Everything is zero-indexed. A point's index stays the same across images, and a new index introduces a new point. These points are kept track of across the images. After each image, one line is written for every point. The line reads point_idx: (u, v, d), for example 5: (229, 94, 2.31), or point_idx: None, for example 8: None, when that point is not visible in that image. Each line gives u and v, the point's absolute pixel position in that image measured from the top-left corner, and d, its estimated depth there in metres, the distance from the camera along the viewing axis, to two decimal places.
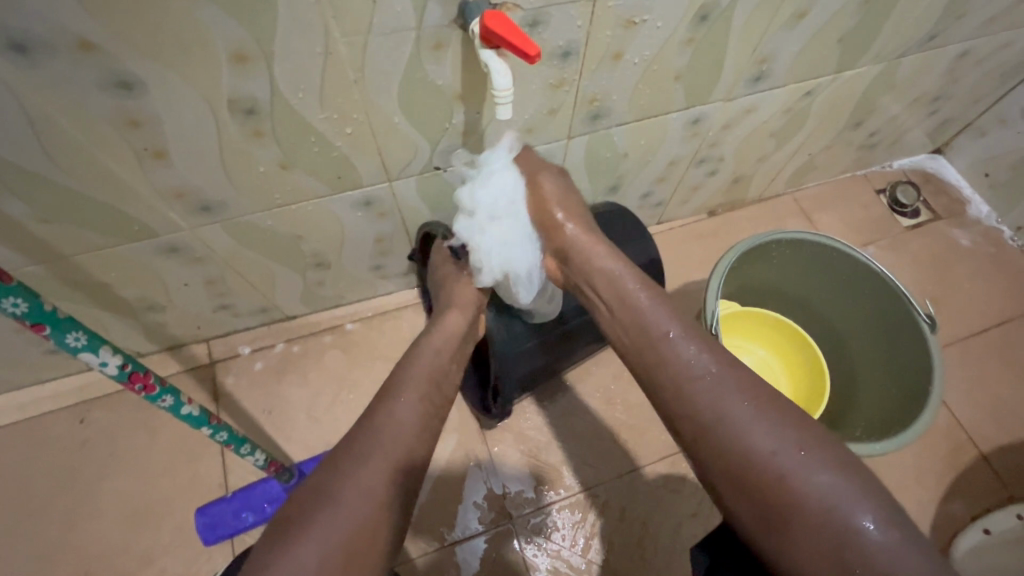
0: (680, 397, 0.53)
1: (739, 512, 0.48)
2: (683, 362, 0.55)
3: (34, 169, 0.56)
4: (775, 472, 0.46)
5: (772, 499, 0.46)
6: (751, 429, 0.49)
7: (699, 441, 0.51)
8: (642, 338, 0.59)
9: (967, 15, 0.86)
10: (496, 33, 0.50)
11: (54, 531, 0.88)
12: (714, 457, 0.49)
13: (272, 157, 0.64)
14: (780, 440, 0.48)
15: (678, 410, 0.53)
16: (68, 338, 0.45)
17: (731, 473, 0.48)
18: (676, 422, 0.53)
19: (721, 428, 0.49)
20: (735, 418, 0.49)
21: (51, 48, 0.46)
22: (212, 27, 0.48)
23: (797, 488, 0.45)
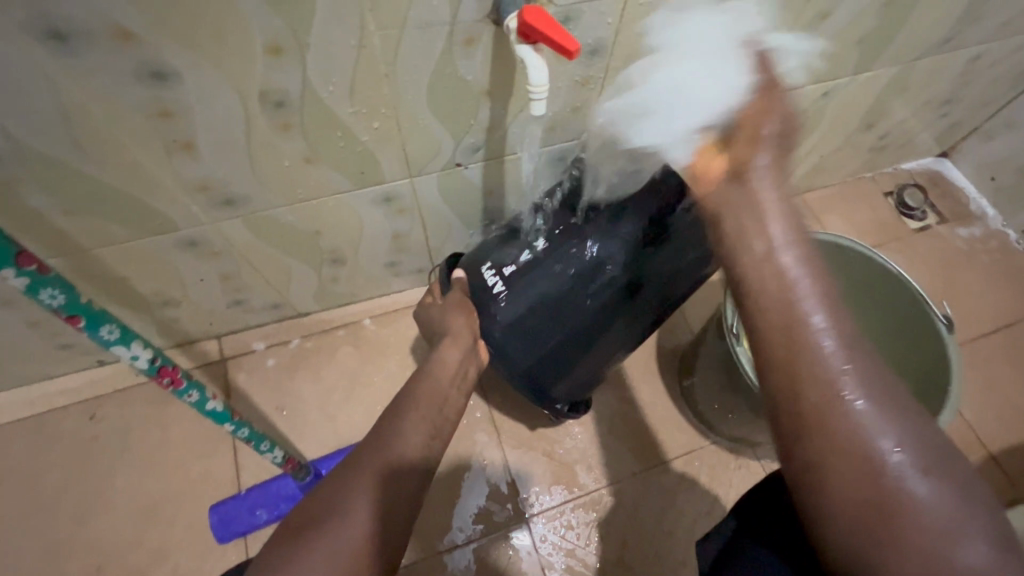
0: (811, 363, 0.43)
1: (826, 497, 0.41)
2: (823, 333, 0.43)
3: (60, 159, 0.55)
4: (902, 475, 0.39)
5: (888, 503, 0.39)
6: (890, 425, 0.40)
7: (820, 420, 0.42)
8: (768, 289, 0.46)
9: (981, 19, 0.87)
10: (535, 28, 0.49)
11: (63, 529, 0.87)
12: (830, 440, 0.41)
13: (298, 150, 0.64)
14: (902, 440, 0.40)
15: (802, 378, 0.43)
16: (101, 331, 0.45)
17: (848, 464, 0.40)
18: (792, 390, 0.43)
19: (850, 407, 0.41)
20: (875, 407, 0.41)
21: (88, 36, 0.46)
22: (251, 17, 0.48)
23: (919, 498, 0.38)
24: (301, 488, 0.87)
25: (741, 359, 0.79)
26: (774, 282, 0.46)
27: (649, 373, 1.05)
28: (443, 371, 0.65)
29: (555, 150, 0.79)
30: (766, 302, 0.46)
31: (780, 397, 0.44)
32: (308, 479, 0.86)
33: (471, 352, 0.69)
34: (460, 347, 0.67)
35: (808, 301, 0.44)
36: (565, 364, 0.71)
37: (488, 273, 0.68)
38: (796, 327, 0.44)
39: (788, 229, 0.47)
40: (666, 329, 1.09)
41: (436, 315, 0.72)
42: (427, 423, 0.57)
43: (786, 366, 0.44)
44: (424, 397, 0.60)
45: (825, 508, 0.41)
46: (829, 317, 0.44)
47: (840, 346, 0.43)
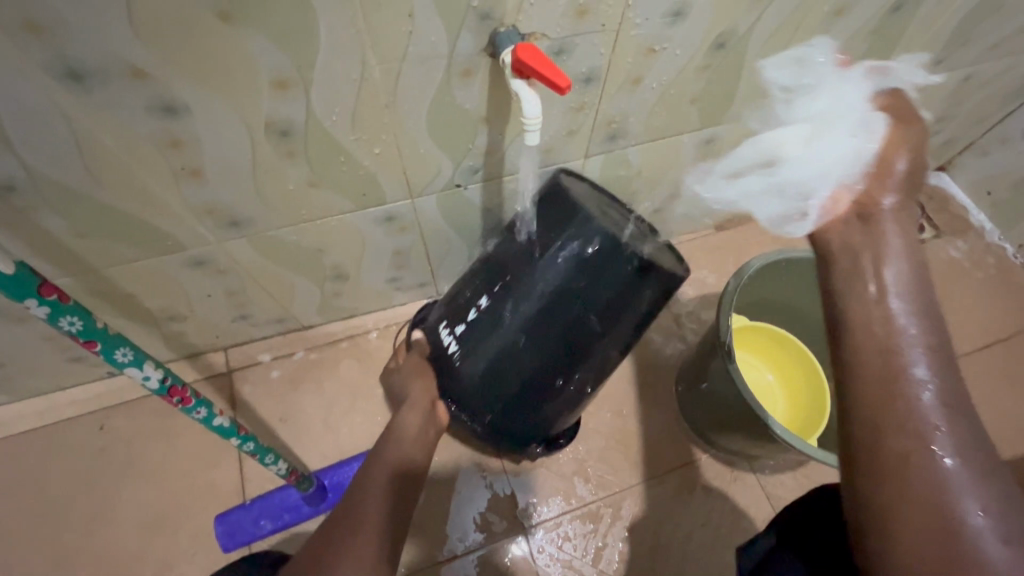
0: (902, 409, 0.44)
1: (895, 543, 0.42)
2: (922, 383, 0.44)
3: (75, 187, 0.58)
4: (980, 535, 0.39)
5: (959, 561, 0.39)
6: (979, 487, 0.41)
7: (905, 466, 0.43)
8: (870, 338, 0.47)
9: (972, 41, 0.88)
10: (528, 64, 0.52)
11: (72, 538, 0.89)
12: (910, 490, 0.42)
13: (302, 175, 0.66)
14: (985, 503, 0.40)
15: (891, 422, 0.44)
16: (116, 355, 0.47)
17: (925, 515, 0.41)
18: (875, 433, 0.45)
19: (938, 460, 0.42)
20: (965, 467, 0.42)
21: (104, 75, 0.48)
22: (257, 55, 0.51)
23: (996, 563, 0.38)
24: (304, 499, 0.89)
25: (733, 375, 0.80)
26: (875, 324, 0.47)
27: (645, 386, 1.06)
28: (404, 435, 0.69)
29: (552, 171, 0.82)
30: (865, 340, 0.47)
31: (858, 439, 0.46)
32: (311, 490, 0.88)
33: (429, 417, 0.72)
34: (419, 411, 0.71)
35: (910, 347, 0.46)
36: (531, 410, 0.70)
37: (445, 333, 0.70)
38: (895, 375, 0.45)
39: (901, 274, 0.49)
40: (664, 343, 1.10)
41: (400, 377, 0.77)
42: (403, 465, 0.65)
43: (877, 409, 0.45)
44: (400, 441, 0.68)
45: (892, 557, 0.42)
46: (927, 365, 0.45)
47: (939, 397, 0.44)
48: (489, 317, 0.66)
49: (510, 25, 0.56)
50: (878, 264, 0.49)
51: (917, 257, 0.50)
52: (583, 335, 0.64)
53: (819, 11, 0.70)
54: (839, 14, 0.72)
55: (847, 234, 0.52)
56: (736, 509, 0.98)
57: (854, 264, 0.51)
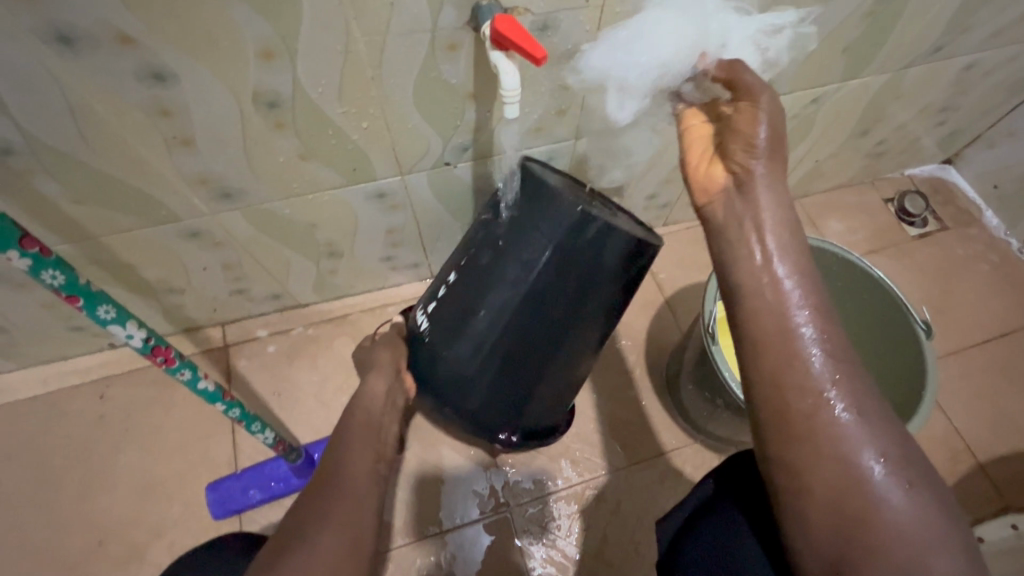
0: (801, 369, 0.48)
1: (807, 501, 0.45)
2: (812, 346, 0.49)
3: (70, 153, 0.60)
4: (875, 481, 0.43)
5: (861, 508, 0.43)
6: (874, 436, 0.45)
7: (809, 422, 0.46)
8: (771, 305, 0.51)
9: (973, 27, 0.87)
10: (507, 36, 0.52)
11: (72, 500, 0.92)
12: (811, 448, 0.46)
13: (292, 148, 0.68)
14: (881, 453, 0.44)
15: (791, 383, 0.48)
16: (99, 310, 0.49)
17: (828, 471, 0.45)
18: (778, 395, 0.48)
19: (834, 417, 0.46)
20: (857, 417, 0.46)
21: (93, 40, 0.50)
22: (242, 25, 0.52)
23: (892, 507, 0.42)
24: (293, 470, 0.91)
25: (717, 359, 0.81)
26: (772, 293, 0.51)
27: (636, 372, 1.07)
28: (374, 402, 0.69)
29: (541, 151, 0.82)
30: (759, 307, 0.51)
31: (763, 404, 0.49)
32: (299, 461, 0.90)
33: (396, 385, 0.72)
34: (385, 377, 0.71)
35: (798, 313, 0.50)
36: (508, 389, 0.68)
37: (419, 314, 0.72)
38: (790, 339, 0.49)
39: (781, 240, 0.53)
40: (656, 330, 1.10)
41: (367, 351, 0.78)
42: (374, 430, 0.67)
43: (780, 371, 0.49)
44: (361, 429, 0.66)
45: (803, 513, 0.45)
46: (818, 328, 0.49)
47: (830, 357, 0.48)
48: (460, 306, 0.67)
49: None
50: (760, 235, 0.54)
51: (793, 224, 0.55)
52: (543, 328, 0.65)
53: None
54: None
55: (729, 208, 0.57)
56: None
57: (739, 233, 0.55)
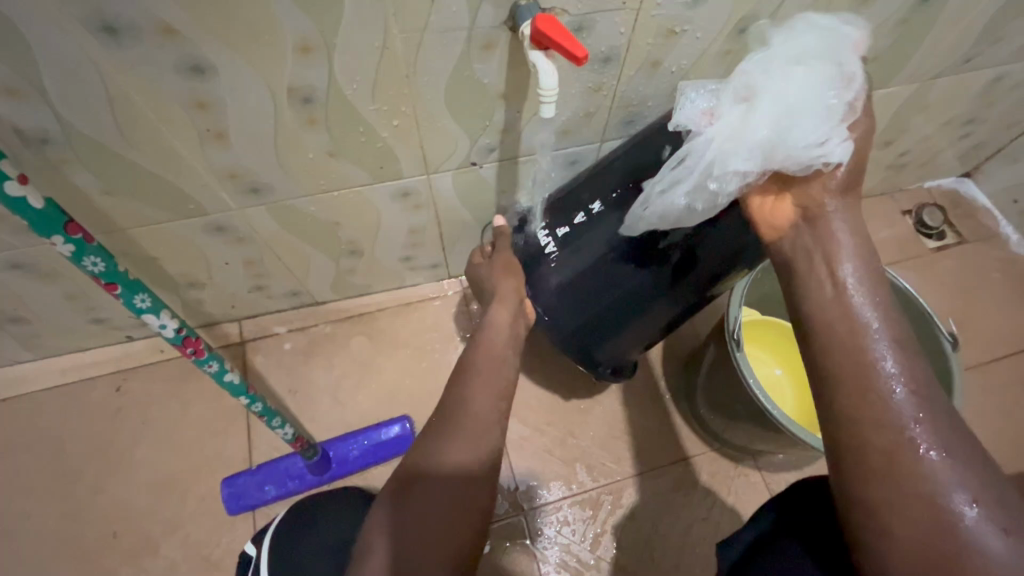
0: (880, 405, 0.46)
1: (890, 541, 0.43)
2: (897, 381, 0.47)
3: (104, 143, 0.60)
4: (971, 530, 0.41)
5: (952, 557, 0.40)
6: (966, 478, 0.43)
7: (892, 459, 0.44)
8: (845, 336, 0.50)
9: (1002, 38, 0.87)
10: (547, 35, 0.53)
11: (86, 492, 0.92)
12: (893, 487, 0.44)
13: (322, 144, 0.68)
14: (973, 496, 0.42)
15: (870, 417, 0.46)
16: (136, 299, 0.49)
17: (909, 513, 0.43)
18: (856, 429, 0.47)
19: (917, 457, 0.44)
20: (948, 458, 0.43)
21: (137, 30, 0.50)
22: (283, 18, 0.52)
23: (989, 554, 0.40)
24: (309, 467, 0.91)
25: (741, 366, 0.80)
26: (845, 326, 0.50)
27: (653, 379, 1.06)
28: (497, 333, 0.64)
29: (567, 154, 0.82)
30: (832, 339, 0.50)
31: (838, 438, 0.48)
32: (315, 458, 0.90)
33: (519, 313, 0.67)
34: (509, 308, 0.66)
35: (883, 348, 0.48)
36: (602, 331, 0.75)
37: (544, 234, 0.71)
38: (866, 372, 0.48)
39: (858, 271, 0.51)
40: (674, 337, 1.09)
41: (483, 273, 0.72)
42: (487, 396, 0.58)
43: (859, 404, 0.47)
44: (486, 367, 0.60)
45: (884, 556, 0.43)
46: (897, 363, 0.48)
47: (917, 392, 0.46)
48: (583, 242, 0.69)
49: None
50: (834, 268, 0.52)
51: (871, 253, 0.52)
52: (649, 284, 0.69)
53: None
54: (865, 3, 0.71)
55: (797, 240, 0.55)
56: (738, 505, 0.97)
57: (808, 265, 0.53)
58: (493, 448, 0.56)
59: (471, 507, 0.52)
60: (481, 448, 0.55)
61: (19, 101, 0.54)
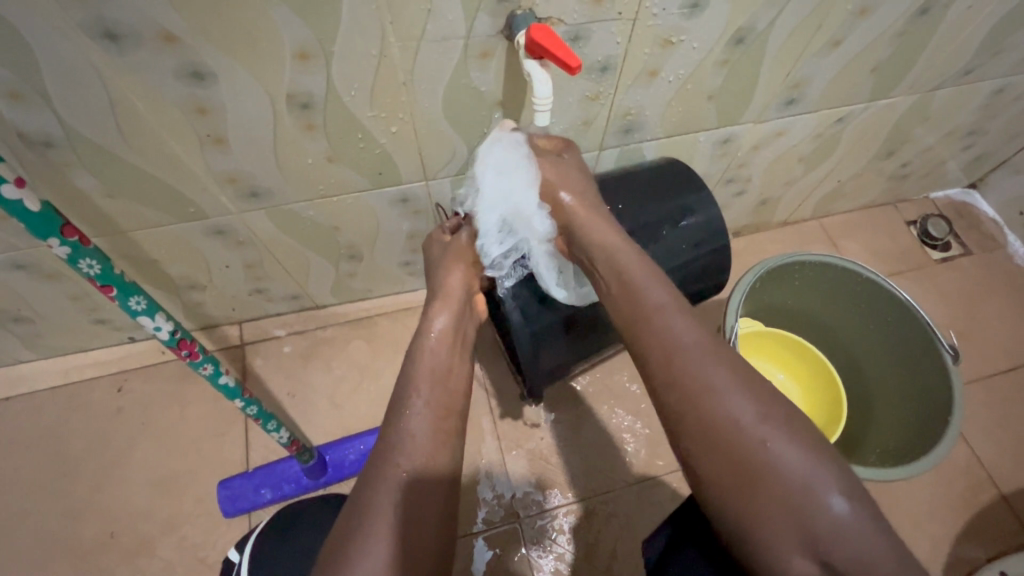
0: (664, 366, 0.53)
1: (709, 476, 0.48)
2: (671, 339, 0.54)
3: (107, 147, 0.61)
4: (756, 443, 0.47)
5: (749, 475, 0.46)
6: (744, 398, 0.49)
7: (684, 409, 0.50)
8: (640, 306, 0.58)
9: (1005, 50, 0.86)
10: (542, 45, 0.54)
11: (85, 492, 0.93)
12: (695, 431, 0.49)
13: (320, 150, 0.68)
14: (756, 413, 0.48)
15: (663, 378, 0.53)
16: (131, 302, 0.49)
17: (717, 448, 0.48)
18: (663, 393, 0.52)
19: (710, 396, 0.49)
20: (721, 387, 0.50)
21: (138, 37, 0.51)
22: (282, 27, 0.53)
23: (778, 459, 0.46)
24: (305, 471, 0.91)
25: None
26: (627, 301, 0.59)
27: None
28: (440, 343, 0.62)
29: None
30: (636, 314, 0.58)
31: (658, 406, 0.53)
32: (312, 463, 0.90)
33: (464, 313, 0.65)
34: (452, 311, 0.64)
35: (650, 314, 0.56)
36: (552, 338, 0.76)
37: None
38: (659, 335, 0.55)
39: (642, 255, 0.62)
40: None
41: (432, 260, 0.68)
42: (435, 406, 0.56)
43: (652, 371, 0.54)
44: (426, 379, 0.59)
45: (709, 496, 0.49)
46: (678, 323, 0.55)
47: (685, 343, 0.53)
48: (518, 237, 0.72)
49: (527, 8, 0.57)
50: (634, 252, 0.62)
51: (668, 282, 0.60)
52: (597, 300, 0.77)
53: (842, 9, 0.69)
54: (863, 14, 0.71)
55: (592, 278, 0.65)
56: None
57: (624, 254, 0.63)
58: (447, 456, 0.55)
59: (431, 515, 0.50)
60: (437, 457, 0.54)
61: (22, 104, 0.55)
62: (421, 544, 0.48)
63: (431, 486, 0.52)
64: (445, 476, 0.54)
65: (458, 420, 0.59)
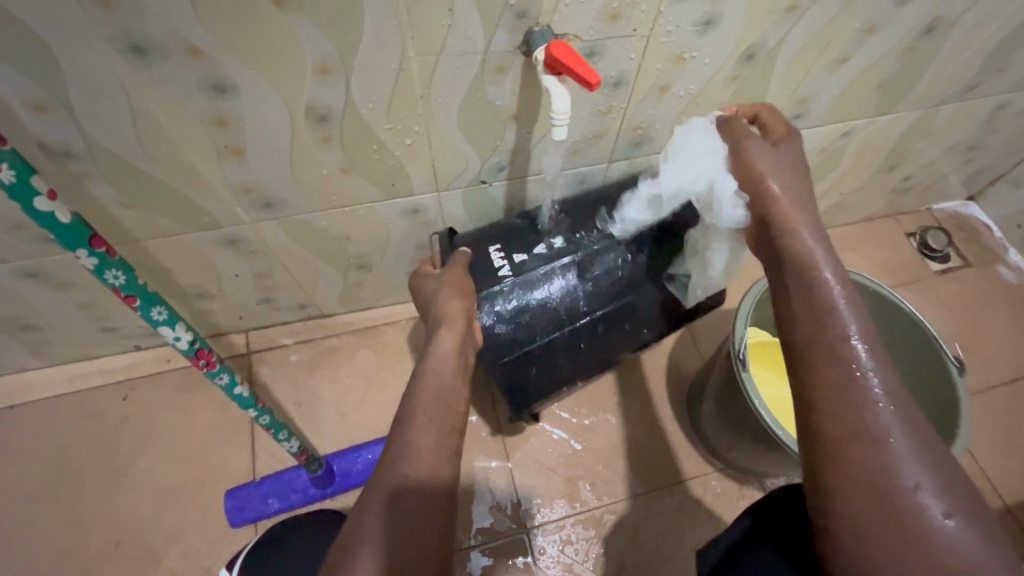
0: (837, 398, 0.49)
1: (853, 524, 0.45)
2: (853, 373, 0.50)
3: (126, 158, 0.61)
4: (919, 505, 0.43)
5: (904, 536, 0.43)
6: (921, 459, 0.45)
7: (849, 445, 0.47)
8: (818, 336, 0.53)
9: (1006, 68, 0.88)
10: (561, 61, 0.55)
11: (89, 501, 0.92)
12: (854, 472, 0.46)
13: (336, 161, 0.69)
14: (924, 480, 0.44)
15: (829, 402, 0.50)
16: (152, 312, 0.49)
17: (875, 500, 0.45)
18: (822, 422, 0.50)
19: (880, 445, 0.46)
20: (900, 439, 0.46)
21: (164, 51, 0.52)
22: (306, 41, 0.54)
23: (944, 532, 0.42)
24: (312, 480, 0.90)
25: (747, 388, 0.79)
26: (808, 322, 0.54)
27: (657, 397, 1.06)
28: (444, 361, 0.62)
29: (575, 174, 0.83)
30: (808, 339, 0.54)
31: (809, 435, 0.50)
32: (320, 472, 0.89)
33: (468, 339, 0.66)
34: (455, 332, 0.65)
35: (844, 342, 0.52)
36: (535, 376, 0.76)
37: (499, 255, 0.75)
38: (836, 366, 0.51)
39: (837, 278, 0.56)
40: (678, 357, 1.09)
41: (428, 290, 0.71)
42: (439, 423, 0.57)
43: (812, 399, 0.51)
44: (431, 394, 0.59)
45: (850, 538, 0.45)
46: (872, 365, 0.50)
47: (869, 384, 0.49)
48: (550, 257, 0.75)
49: (545, 25, 0.58)
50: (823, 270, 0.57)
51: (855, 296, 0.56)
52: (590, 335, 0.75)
53: (850, 26, 0.71)
54: (870, 33, 0.73)
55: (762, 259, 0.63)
56: None
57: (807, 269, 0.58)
58: (449, 466, 0.55)
59: (433, 523, 0.50)
60: (440, 470, 0.54)
61: (46, 116, 0.55)
62: (419, 559, 0.48)
63: (432, 499, 0.52)
64: (448, 490, 0.53)
65: (458, 437, 0.58)
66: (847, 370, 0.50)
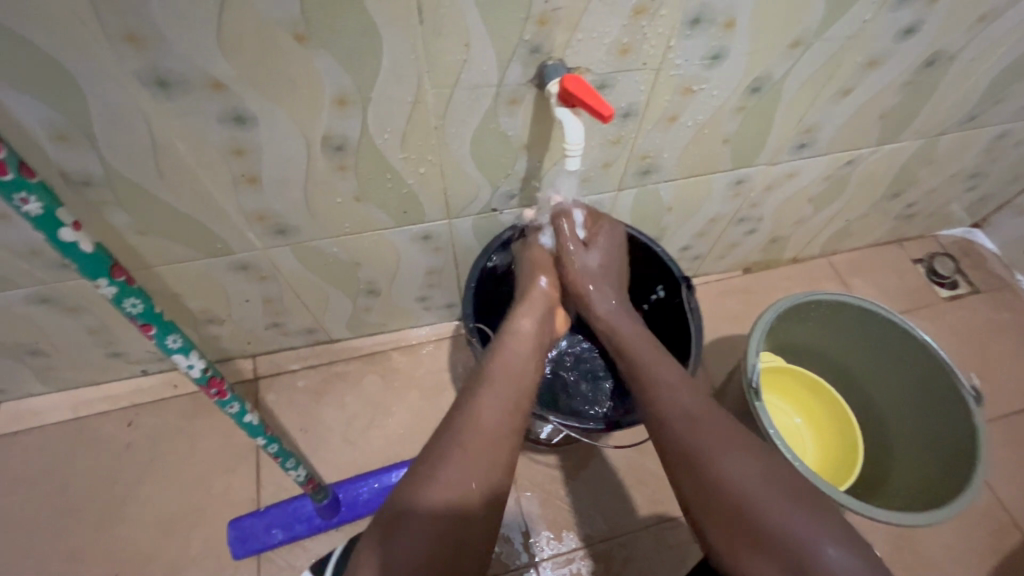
0: (658, 422, 0.59)
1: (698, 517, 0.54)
2: (667, 404, 0.60)
3: (143, 185, 0.62)
4: (731, 488, 0.52)
5: (738, 526, 0.51)
6: (723, 448, 0.54)
7: (678, 462, 0.56)
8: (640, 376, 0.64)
9: (1007, 98, 0.90)
10: (575, 94, 0.57)
11: (88, 532, 0.90)
12: (685, 482, 0.55)
13: (349, 189, 0.70)
14: (730, 467, 0.53)
15: (655, 427, 0.60)
16: (168, 340, 0.50)
17: (702, 493, 0.54)
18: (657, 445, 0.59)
19: (692, 449, 0.55)
20: (717, 448, 0.54)
21: (188, 85, 0.53)
22: (325, 75, 0.55)
23: (752, 502, 0.51)
24: (317, 510, 0.89)
25: (762, 417, 0.78)
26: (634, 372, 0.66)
27: None
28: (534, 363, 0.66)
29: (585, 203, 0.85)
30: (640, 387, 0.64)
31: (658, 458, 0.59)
32: (325, 501, 0.87)
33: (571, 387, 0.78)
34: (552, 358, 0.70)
35: (653, 380, 0.63)
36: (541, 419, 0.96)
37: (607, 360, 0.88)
38: (653, 401, 0.61)
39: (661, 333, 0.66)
40: None
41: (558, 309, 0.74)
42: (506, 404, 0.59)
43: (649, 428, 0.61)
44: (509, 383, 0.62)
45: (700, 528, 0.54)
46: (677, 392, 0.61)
47: (675, 401, 0.60)
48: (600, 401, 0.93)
49: (558, 59, 0.60)
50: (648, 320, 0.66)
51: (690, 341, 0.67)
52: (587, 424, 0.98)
53: (853, 59, 0.72)
54: (872, 66, 0.74)
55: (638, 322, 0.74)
56: None
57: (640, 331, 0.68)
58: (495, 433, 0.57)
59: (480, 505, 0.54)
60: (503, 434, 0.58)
61: (69, 146, 0.56)
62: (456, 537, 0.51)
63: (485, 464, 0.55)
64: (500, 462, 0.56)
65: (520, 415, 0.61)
66: (663, 396, 0.61)
